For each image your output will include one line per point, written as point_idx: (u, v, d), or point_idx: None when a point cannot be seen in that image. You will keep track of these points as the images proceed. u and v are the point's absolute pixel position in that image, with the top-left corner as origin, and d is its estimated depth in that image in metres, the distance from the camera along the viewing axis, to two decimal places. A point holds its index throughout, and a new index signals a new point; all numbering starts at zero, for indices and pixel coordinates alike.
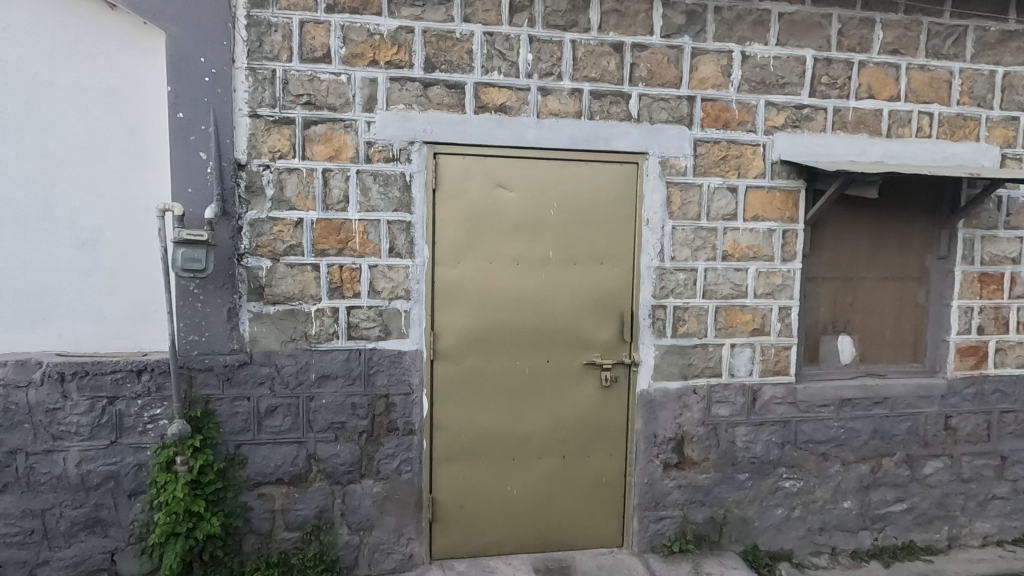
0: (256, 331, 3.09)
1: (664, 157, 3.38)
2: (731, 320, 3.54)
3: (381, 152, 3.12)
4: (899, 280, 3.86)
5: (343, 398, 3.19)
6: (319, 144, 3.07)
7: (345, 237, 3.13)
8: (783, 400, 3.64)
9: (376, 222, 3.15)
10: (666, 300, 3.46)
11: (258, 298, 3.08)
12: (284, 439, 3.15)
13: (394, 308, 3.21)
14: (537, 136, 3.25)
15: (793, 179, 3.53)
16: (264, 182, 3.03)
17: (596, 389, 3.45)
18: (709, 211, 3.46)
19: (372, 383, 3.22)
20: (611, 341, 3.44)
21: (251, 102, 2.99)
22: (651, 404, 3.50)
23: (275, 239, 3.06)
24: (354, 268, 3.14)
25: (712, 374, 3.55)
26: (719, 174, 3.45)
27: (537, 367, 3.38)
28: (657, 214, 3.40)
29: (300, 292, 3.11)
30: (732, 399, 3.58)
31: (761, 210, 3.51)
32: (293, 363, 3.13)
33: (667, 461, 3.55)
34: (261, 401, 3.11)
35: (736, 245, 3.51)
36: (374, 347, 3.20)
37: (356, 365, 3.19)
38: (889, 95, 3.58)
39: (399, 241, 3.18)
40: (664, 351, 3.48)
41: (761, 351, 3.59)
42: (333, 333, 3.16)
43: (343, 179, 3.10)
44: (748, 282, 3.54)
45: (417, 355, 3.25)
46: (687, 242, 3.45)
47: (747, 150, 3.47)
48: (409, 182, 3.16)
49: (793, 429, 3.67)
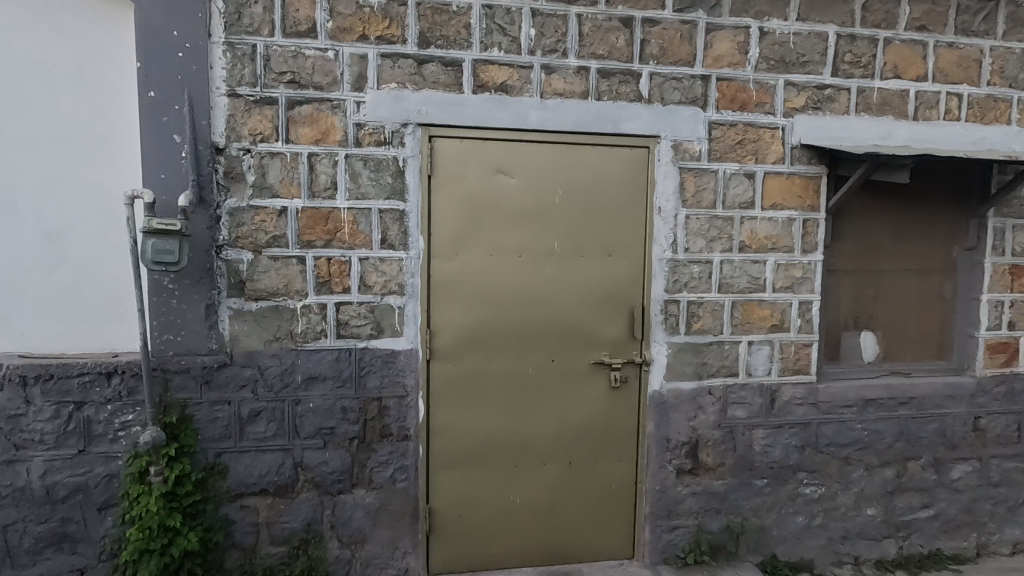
0: (237, 330, 2.85)
1: (677, 140, 3.15)
2: (748, 315, 3.31)
3: (372, 135, 2.88)
4: (924, 272, 3.63)
5: (333, 402, 2.95)
6: (304, 126, 2.83)
7: (333, 227, 2.88)
8: (804, 401, 3.41)
9: (367, 211, 2.91)
10: (680, 294, 3.23)
11: (239, 293, 2.84)
12: (268, 447, 2.91)
13: (387, 304, 2.97)
14: (540, 118, 3.01)
15: (814, 165, 3.30)
16: (244, 167, 2.79)
17: (605, 390, 3.22)
18: (725, 198, 3.23)
19: (363, 385, 2.98)
20: (620, 339, 3.20)
21: (229, 80, 2.75)
22: (664, 406, 3.27)
23: (256, 229, 2.82)
24: (344, 261, 2.90)
25: (729, 374, 3.32)
26: (735, 159, 3.22)
27: (541, 368, 3.15)
28: (670, 201, 3.17)
29: (285, 287, 2.87)
30: (750, 400, 3.35)
31: (780, 198, 3.28)
32: (277, 364, 2.89)
33: (681, 467, 3.32)
34: (243, 405, 2.87)
35: (754, 235, 3.27)
36: (365, 346, 2.97)
37: (347, 366, 2.95)
38: (915, 74, 3.36)
39: (391, 231, 2.94)
40: (676, 349, 3.25)
41: (780, 349, 3.36)
42: (321, 332, 2.92)
43: (331, 165, 2.86)
44: (766, 275, 3.31)
45: (412, 354, 3.01)
46: (702, 233, 3.22)
47: (766, 133, 3.23)
48: (402, 167, 2.92)
49: (814, 432, 3.44)
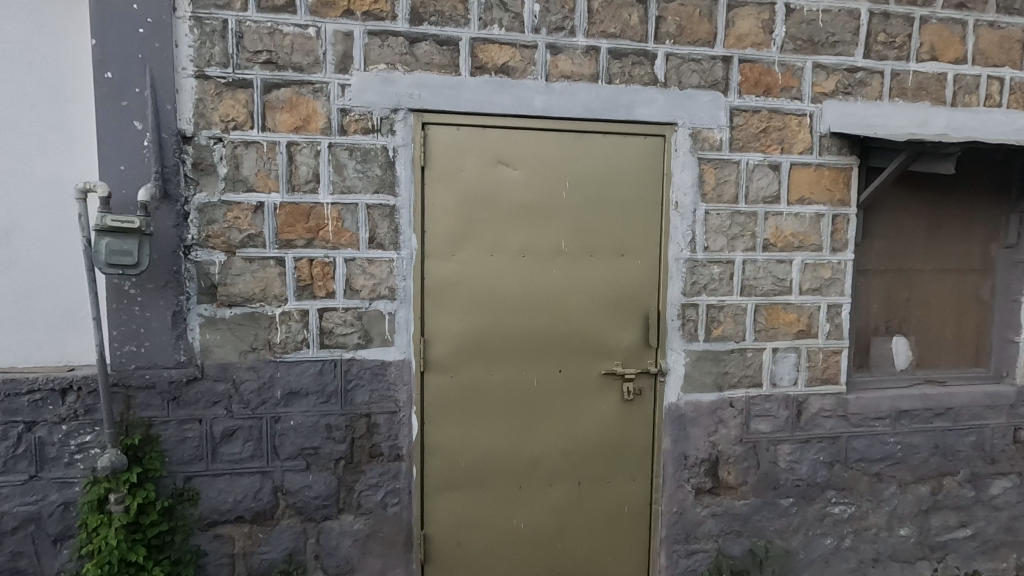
0: (209, 340, 2.56)
1: (695, 128, 2.86)
2: (772, 320, 3.03)
3: (358, 122, 2.59)
4: (961, 272, 3.35)
5: (316, 419, 2.65)
6: (282, 112, 2.53)
7: (316, 225, 2.59)
8: (833, 413, 3.13)
9: (353, 207, 2.61)
10: (698, 298, 2.94)
11: (211, 299, 2.55)
12: (244, 469, 2.61)
13: (377, 311, 2.67)
14: (545, 103, 2.72)
15: (844, 155, 3.01)
16: (216, 158, 2.49)
17: (617, 404, 2.93)
18: (748, 192, 2.94)
19: (350, 401, 2.69)
20: (634, 347, 2.92)
21: (197, 60, 2.45)
22: (681, 420, 2.99)
23: (229, 227, 2.52)
24: (327, 261, 2.61)
25: (752, 384, 3.04)
26: (759, 149, 2.93)
27: (548, 379, 2.86)
28: (688, 195, 2.89)
29: (261, 292, 2.57)
30: (774, 412, 3.07)
31: (807, 191, 3.00)
32: (254, 377, 2.60)
33: (700, 486, 3.04)
34: (215, 424, 2.57)
35: (779, 232, 2.99)
36: (352, 357, 2.67)
37: (332, 378, 2.66)
38: (954, 56, 3.07)
39: (380, 229, 2.64)
40: (695, 357, 2.97)
41: (808, 356, 3.08)
42: (303, 341, 2.63)
43: (313, 154, 2.56)
44: (793, 276, 3.02)
45: (404, 366, 2.72)
46: (722, 230, 2.93)
47: (792, 120, 2.95)
48: (392, 158, 2.63)
49: (844, 446, 3.16)
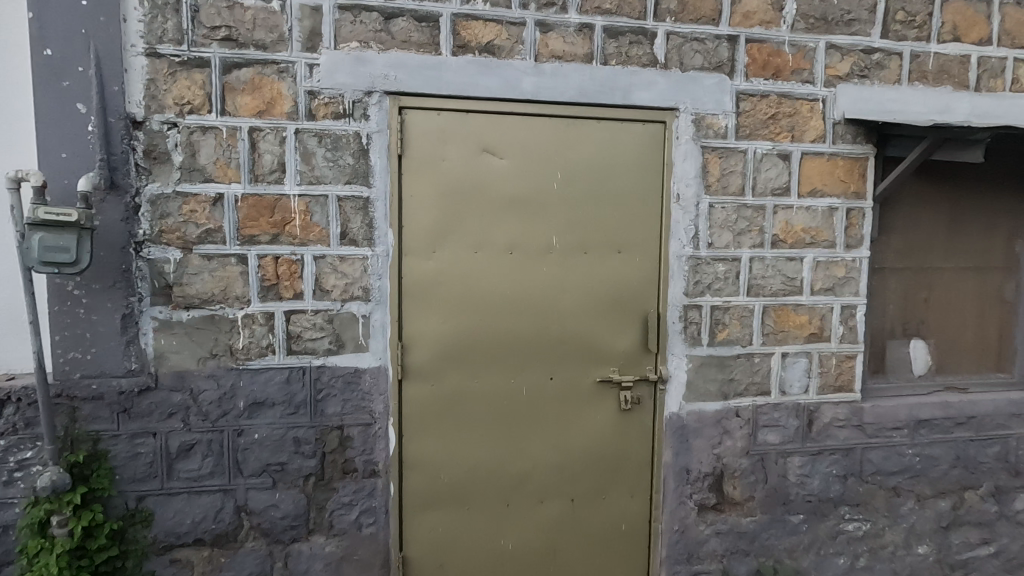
0: (164, 346, 2.32)
1: (698, 113, 2.63)
2: (782, 322, 2.80)
3: (328, 106, 2.35)
4: (984, 270, 3.11)
5: (283, 432, 2.42)
6: (243, 94, 2.29)
7: (281, 218, 2.35)
8: (847, 423, 2.89)
9: (322, 199, 2.38)
10: (702, 299, 2.71)
11: (165, 300, 2.31)
12: (203, 488, 2.38)
13: (349, 313, 2.44)
14: (534, 86, 2.49)
15: (860, 144, 2.78)
16: (169, 145, 2.26)
17: (613, 414, 2.70)
18: (755, 183, 2.70)
19: (320, 412, 2.45)
20: (632, 352, 2.68)
21: (147, 36, 2.21)
22: (683, 431, 2.76)
23: (185, 221, 2.28)
24: (295, 259, 2.38)
25: (760, 392, 2.81)
26: (768, 137, 2.70)
27: (538, 388, 2.63)
28: (690, 187, 2.65)
29: (221, 292, 2.34)
30: (784, 422, 2.84)
31: (820, 182, 2.76)
32: (214, 387, 2.36)
33: (703, 502, 2.81)
34: (171, 438, 2.34)
35: (789, 227, 2.75)
36: (323, 364, 2.44)
37: (300, 388, 2.43)
38: (978, 37, 2.84)
39: (353, 223, 2.41)
40: (698, 363, 2.74)
41: (820, 361, 2.85)
42: (267, 347, 2.40)
43: (278, 141, 2.33)
44: (804, 275, 2.79)
45: (380, 373, 2.49)
46: (728, 225, 2.70)
47: (804, 106, 2.71)
48: (366, 146, 2.40)
49: (858, 458, 2.93)
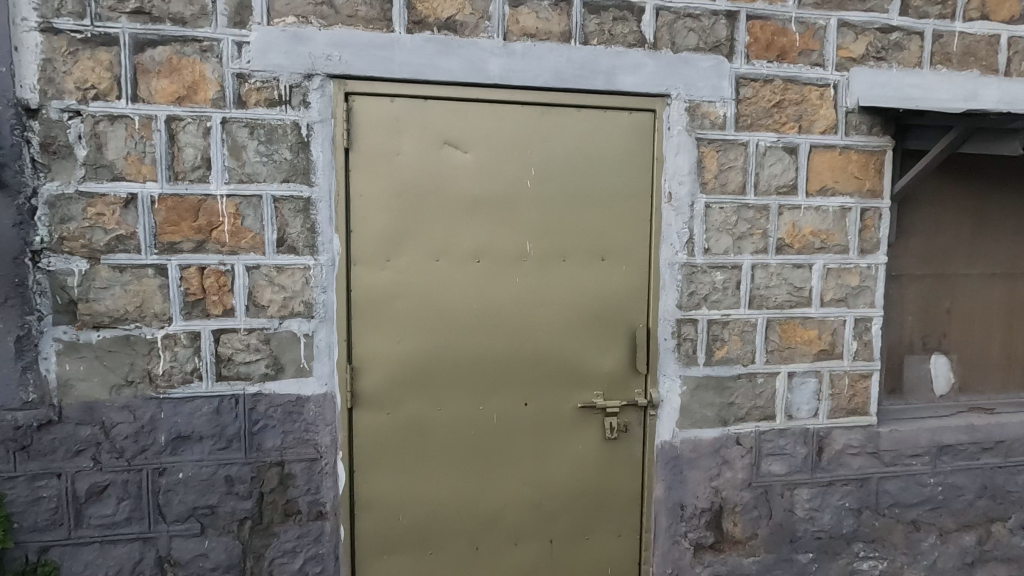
0: (69, 372, 1.99)
1: (692, 100, 2.30)
2: (788, 337, 2.47)
3: (261, 91, 2.02)
4: (1012, 276, 2.79)
5: (212, 470, 2.09)
6: (159, 77, 1.96)
7: (206, 222, 2.02)
8: (861, 450, 2.57)
9: (255, 200, 2.05)
10: (697, 312, 2.38)
11: (70, 319, 1.98)
12: (119, 536, 2.05)
13: (289, 332, 2.12)
14: (502, 69, 2.16)
15: (876, 136, 2.45)
16: (71, 137, 1.92)
17: (597, 444, 2.37)
18: (758, 180, 2.38)
19: (256, 447, 2.12)
20: (618, 373, 2.35)
21: (42, 8, 1.87)
22: (676, 462, 2.43)
23: (91, 226, 1.95)
24: (223, 270, 2.04)
25: (763, 417, 2.48)
26: (772, 127, 2.37)
27: (510, 415, 2.30)
28: (684, 185, 2.32)
29: (136, 309, 2.00)
30: (790, 450, 2.52)
31: (831, 178, 2.43)
32: (129, 420, 2.03)
33: (700, 542, 2.48)
34: (79, 480, 2.01)
35: (796, 230, 2.43)
36: (258, 391, 2.11)
37: (232, 419, 2.09)
38: (1008, 15, 2.51)
39: (292, 228, 2.08)
40: (693, 385, 2.41)
41: (830, 381, 2.52)
42: (192, 372, 2.06)
43: (200, 132, 1.99)
44: (812, 284, 2.46)
45: (325, 401, 2.16)
46: (727, 228, 2.37)
47: (813, 92, 2.39)
48: (306, 138, 2.07)
49: (873, 489, 2.60)
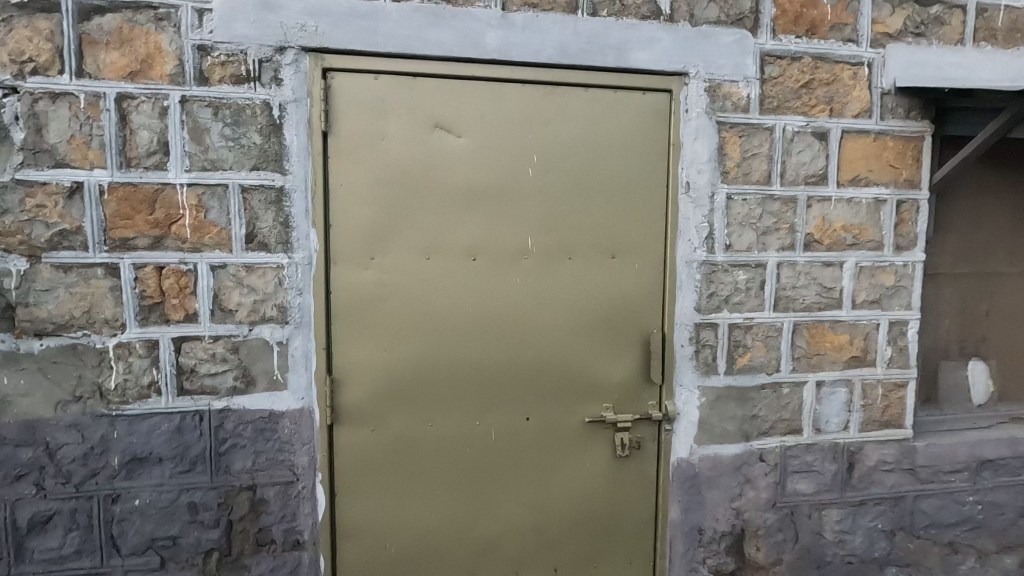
0: (7, 386, 1.74)
1: (713, 80, 2.07)
2: (817, 343, 2.24)
3: (225, 66, 1.77)
4: None
5: (173, 496, 1.84)
6: (107, 49, 1.71)
7: (164, 215, 1.77)
8: (895, 466, 2.34)
9: (220, 190, 1.80)
10: (718, 315, 2.14)
11: (8, 325, 1.73)
12: (66, 572, 1.80)
13: (261, 339, 1.87)
14: (500, 43, 1.92)
15: (914, 120, 2.22)
16: (5, 117, 1.67)
17: (607, 462, 2.14)
18: (784, 169, 2.14)
19: (224, 469, 1.88)
20: (629, 384, 2.12)
21: None
22: (694, 482, 2.20)
23: (30, 219, 1.70)
24: (185, 270, 1.80)
25: (789, 431, 2.25)
26: (801, 110, 2.13)
27: (509, 430, 2.06)
28: (703, 174, 2.09)
29: (83, 314, 1.76)
30: (818, 467, 2.28)
31: (864, 167, 2.20)
32: (78, 440, 1.78)
33: (719, 568, 2.25)
34: (20, 509, 1.76)
35: (826, 224, 2.19)
36: (226, 407, 1.86)
37: (196, 439, 1.85)
38: None
39: (262, 222, 1.84)
40: (712, 396, 2.18)
41: (862, 391, 2.29)
42: (149, 386, 1.81)
43: (156, 112, 1.74)
44: (844, 284, 2.23)
45: (302, 417, 1.92)
46: (750, 222, 2.14)
47: (845, 71, 2.15)
48: (278, 120, 1.82)
49: (908, 509, 2.37)
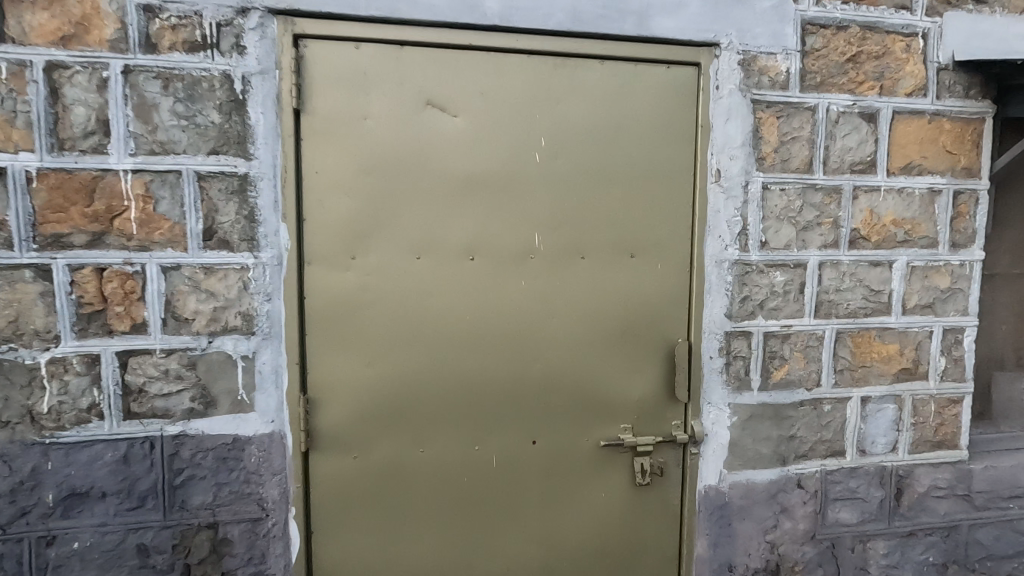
0: None
1: (747, 51, 1.80)
2: (863, 354, 1.97)
3: (177, 31, 1.50)
4: None
5: (119, 538, 1.57)
6: (34, 9, 1.43)
7: (106, 208, 1.50)
8: (949, 492, 2.07)
9: (172, 177, 1.53)
10: (752, 323, 1.87)
11: None
12: None
13: (222, 353, 1.60)
14: (502, 6, 1.64)
15: (975, 99, 1.94)
16: None
17: (624, 492, 1.87)
18: (828, 155, 1.87)
19: (179, 505, 1.60)
20: (650, 402, 1.85)
21: None
22: (723, 512, 1.93)
23: None
24: (130, 272, 1.53)
25: (830, 453, 1.98)
26: (847, 87, 1.86)
27: (513, 455, 1.79)
28: (736, 160, 1.81)
29: (9, 325, 1.48)
30: (863, 494, 2.01)
31: (917, 152, 1.92)
32: (5, 474, 1.51)
33: None
34: None
35: (874, 219, 1.92)
36: (181, 432, 1.59)
37: (146, 470, 1.58)
38: None
39: (223, 216, 1.57)
40: (745, 415, 1.91)
41: (913, 408, 2.02)
42: (90, 409, 1.54)
43: (94, 85, 1.47)
44: (894, 286, 1.96)
45: (272, 444, 1.65)
46: (789, 215, 1.86)
47: (897, 43, 1.88)
48: (241, 95, 1.55)
49: (962, 540, 2.10)
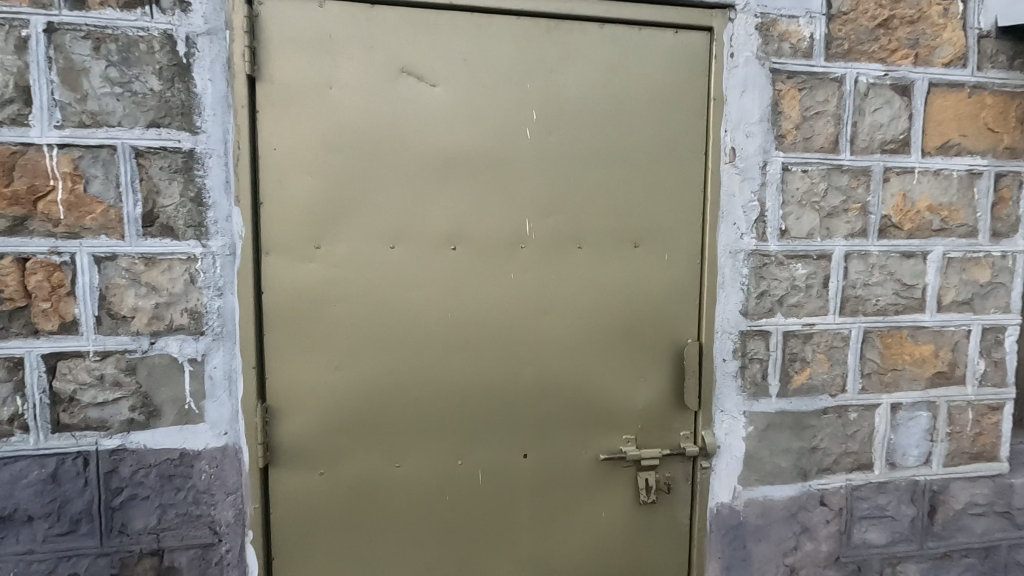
0: None
1: (765, 15, 1.59)
2: (893, 356, 1.76)
3: None
4: None
5: (47, 568, 1.37)
6: None
7: (28, 188, 1.30)
8: (987, 510, 1.86)
9: (106, 154, 1.32)
10: (770, 321, 1.67)
11: None
12: None
13: (166, 356, 1.40)
14: None
15: (1019, 71, 1.73)
16: None
17: (626, 511, 1.67)
18: (856, 133, 1.66)
19: (118, 529, 1.40)
20: (655, 411, 1.64)
21: None
22: (737, 532, 1.73)
23: None
24: (58, 263, 1.32)
25: (856, 467, 1.78)
26: (878, 56, 1.65)
27: (500, 471, 1.59)
28: (753, 138, 1.61)
29: None
30: (893, 512, 1.81)
31: (955, 130, 1.72)
32: None
33: None
34: None
35: (906, 204, 1.71)
36: (120, 446, 1.39)
37: (78, 490, 1.38)
38: None
39: (165, 198, 1.36)
40: (761, 425, 1.71)
41: (949, 416, 1.81)
42: (12, 420, 1.34)
43: (12, 46, 1.27)
44: (928, 280, 1.75)
45: (225, 459, 1.44)
46: (812, 201, 1.66)
47: (933, 7, 1.67)
48: (185, 59, 1.35)
49: (1001, 562, 1.89)
